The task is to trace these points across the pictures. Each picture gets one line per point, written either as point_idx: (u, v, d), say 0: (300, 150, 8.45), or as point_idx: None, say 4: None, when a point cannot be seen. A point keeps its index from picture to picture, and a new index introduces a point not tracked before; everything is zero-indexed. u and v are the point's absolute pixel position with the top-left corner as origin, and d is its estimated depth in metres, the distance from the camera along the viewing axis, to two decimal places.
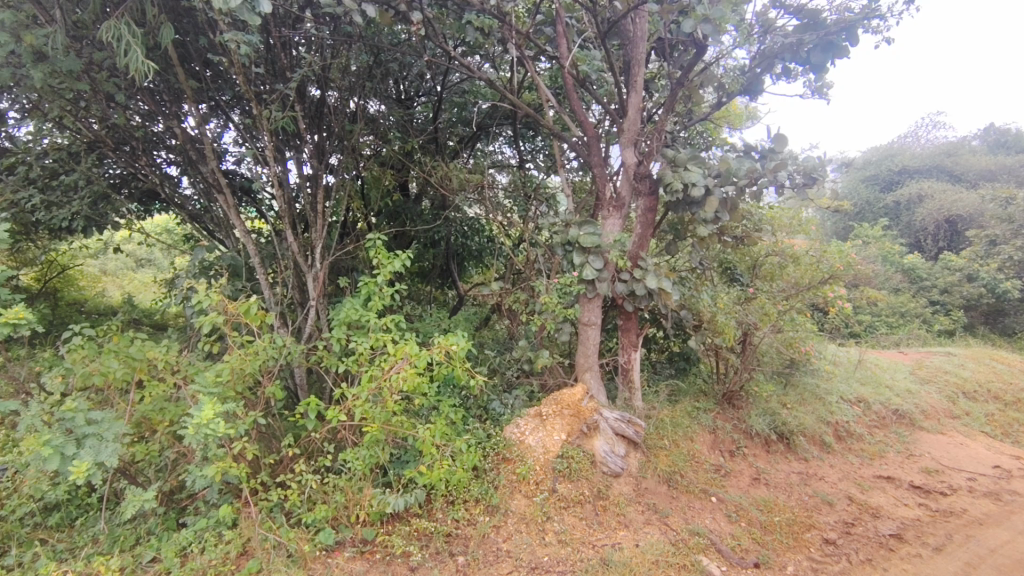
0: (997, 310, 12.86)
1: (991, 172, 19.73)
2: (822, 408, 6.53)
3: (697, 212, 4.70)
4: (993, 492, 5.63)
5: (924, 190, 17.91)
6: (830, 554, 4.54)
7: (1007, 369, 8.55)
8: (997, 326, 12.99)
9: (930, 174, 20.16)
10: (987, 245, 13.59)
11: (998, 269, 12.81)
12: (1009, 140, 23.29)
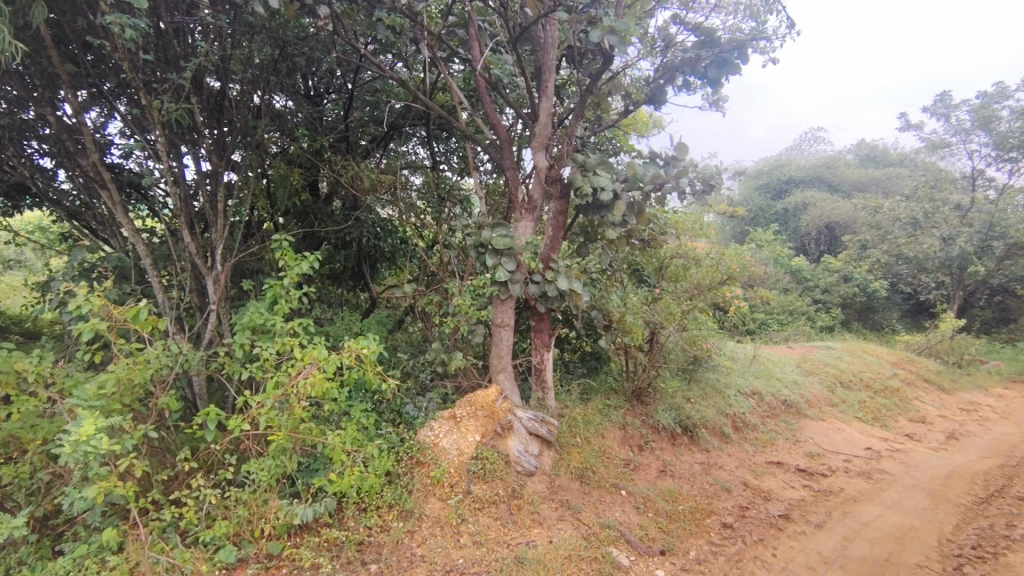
0: (868, 307, 14.42)
1: (864, 183, 21.90)
2: (721, 401, 6.95)
3: (606, 216, 4.88)
4: (866, 471, 6.26)
5: (808, 198, 19.57)
6: (727, 537, 4.89)
7: (876, 360, 9.50)
8: (868, 322, 14.53)
9: (814, 183, 22.05)
10: (859, 249, 15.19)
11: (869, 270, 14.60)
12: (878, 154, 25.96)
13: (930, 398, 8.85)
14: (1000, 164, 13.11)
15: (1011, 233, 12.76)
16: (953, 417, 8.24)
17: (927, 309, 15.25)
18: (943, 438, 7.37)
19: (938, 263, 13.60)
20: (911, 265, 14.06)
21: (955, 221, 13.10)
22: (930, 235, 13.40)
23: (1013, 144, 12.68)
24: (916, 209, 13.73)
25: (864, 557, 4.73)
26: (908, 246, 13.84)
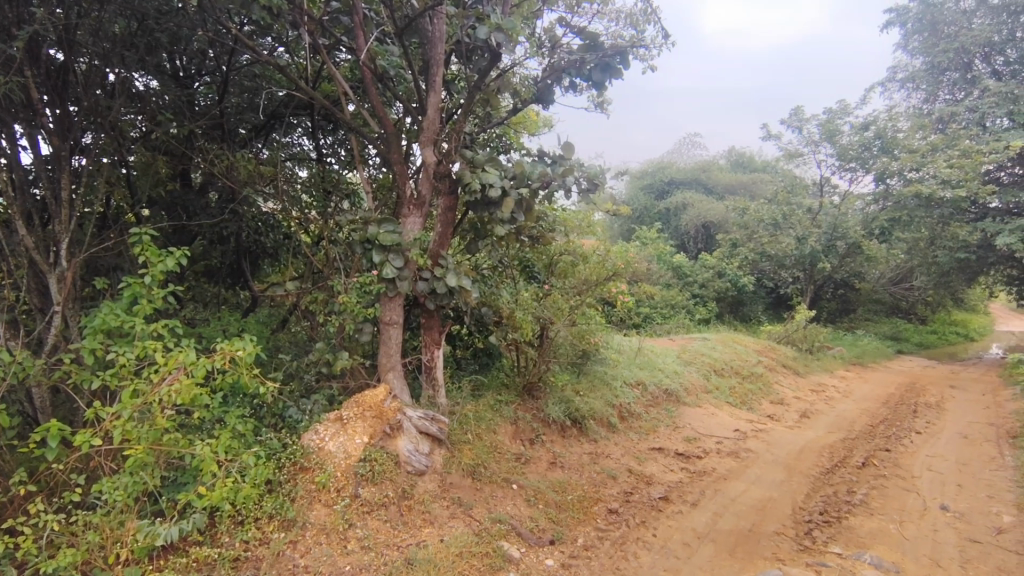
0: (738, 300, 15.70)
1: (734, 187, 23.86)
2: (608, 393, 7.26)
3: (495, 213, 4.92)
4: (734, 451, 6.83)
5: (687, 199, 20.96)
6: (612, 522, 5.14)
7: (744, 349, 10.38)
8: (738, 314, 15.84)
9: (693, 186, 23.65)
10: (730, 247, 16.48)
11: (739, 267, 15.72)
12: (746, 159, 28.36)
13: (788, 381, 9.84)
14: (842, 173, 14.82)
15: (849, 233, 14.49)
16: (805, 397, 9.22)
17: (785, 302, 16.88)
18: (798, 417, 8.22)
19: (795, 260, 15.16)
20: (773, 262, 15.53)
21: (809, 223, 14.85)
22: (788, 235, 14.91)
23: (853, 155, 14.38)
24: (776, 212, 15.17)
25: (732, 529, 5.19)
26: (771, 244, 15.23)
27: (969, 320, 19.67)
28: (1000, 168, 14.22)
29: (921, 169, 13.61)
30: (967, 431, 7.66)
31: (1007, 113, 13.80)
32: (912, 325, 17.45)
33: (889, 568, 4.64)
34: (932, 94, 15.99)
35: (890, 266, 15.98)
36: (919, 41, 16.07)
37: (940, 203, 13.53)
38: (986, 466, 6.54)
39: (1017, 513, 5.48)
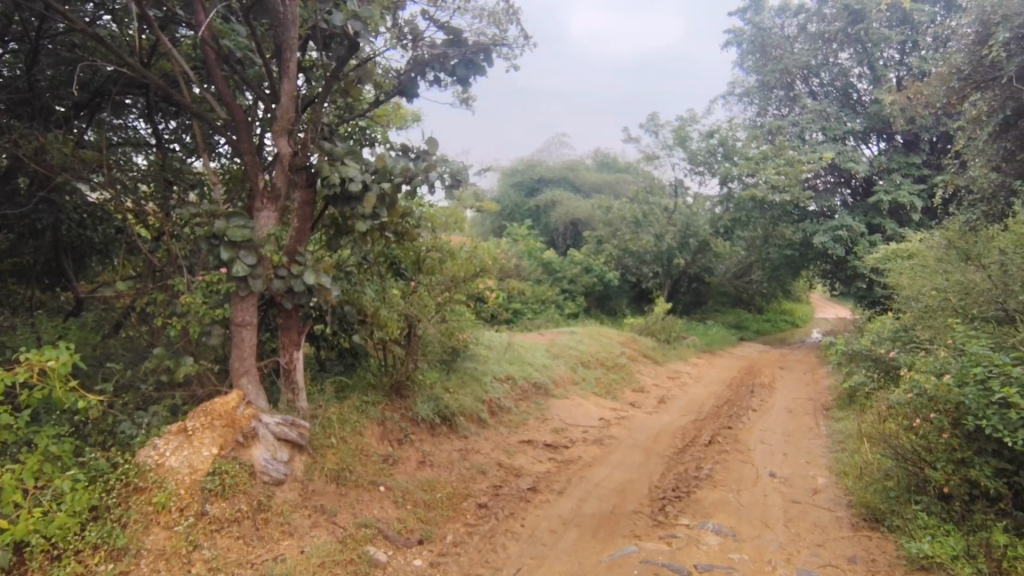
0: (604, 294, 16.63)
1: (600, 186, 25.16)
2: (478, 389, 7.32)
3: (356, 208, 4.78)
4: (598, 438, 7.20)
5: (556, 197, 21.74)
6: (481, 516, 5.22)
7: (607, 341, 10.94)
8: (604, 307, 16.78)
9: (561, 185, 24.59)
10: (596, 244, 17.39)
11: (604, 263, 16.60)
12: (610, 161, 30.05)
13: (647, 370, 10.55)
14: (693, 176, 16.11)
15: (699, 233, 16.08)
16: (661, 384, 9.97)
17: (646, 295, 17.64)
18: (655, 402, 8.86)
19: (655, 256, 16.36)
20: (635, 258, 16.55)
21: (665, 221, 16.01)
22: (647, 234, 16.12)
23: (701, 160, 15.79)
24: (638, 210, 16.15)
25: (595, 512, 5.48)
26: (632, 241, 16.20)
27: (793, 308, 22.46)
28: (817, 176, 16.26)
29: (756, 175, 15.29)
30: (791, 406, 8.73)
31: (821, 129, 15.92)
32: (751, 314, 19.57)
33: (728, 533, 5.18)
34: (763, 108, 17.90)
35: (733, 263, 17.74)
36: (752, 61, 17.93)
37: (770, 205, 15.60)
38: (805, 435, 7.50)
39: (828, 474, 6.36)
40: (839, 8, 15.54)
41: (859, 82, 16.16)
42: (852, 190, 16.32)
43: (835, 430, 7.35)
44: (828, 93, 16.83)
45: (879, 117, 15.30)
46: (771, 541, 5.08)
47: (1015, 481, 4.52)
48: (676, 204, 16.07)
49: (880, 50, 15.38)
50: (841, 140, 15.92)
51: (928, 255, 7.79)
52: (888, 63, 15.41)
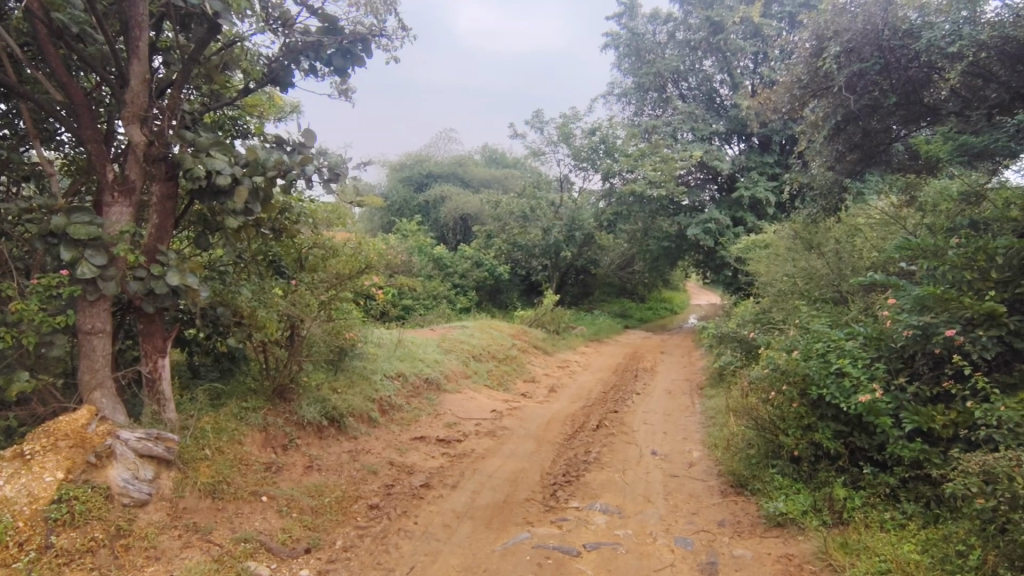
0: (495, 288, 16.88)
1: (489, 181, 25.56)
2: (367, 388, 7.14)
3: (225, 203, 4.43)
4: (491, 430, 7.31)
5: (446, 192, 21.74)
6: (372, 517, 5.10)
7: (499, 334, 11.10)
8: (496, 301, 17.01)
9: (451, 180, 24.61)
10: (485, 238, 17.63)
11: (494, 257, 16.81)
12: (498, 157, 30.67)
13: (537, 361, 10.84)
14: (577, 172, 16.74)
15: (585, 226, 16.86)
16: (552, 373, 10.32)
17: (535, 288, 18.21)
18: (545, 391, 9.15)
19: (543, 250, 16.90)
20: (524, 252, 16.98)
21: (551, 216, 16.68)
22: (535, 227, 16.71)
23: (584, 156, 16.42)
24: (525, 205, 16.71)
25: (488, 503, 5.56)
26: (521, 235, 16.81)
27: (671, 296, 24.12)
28: (688, 172, 17.62)
29: (634, 171, 16.25)
30: (670, 388, 9.37)
31: (690, 129, 17.18)
32: (634, 303, 20.75)
33: (614, 511, 5.47)
34: (640, 108, 18.99)
35: (617, 254, 18.82)
36: (628, 63, 18.96)
37: (648, 200, 16.64)
38: (682, 414, 8.09)
39: (701, 448, 6.91)
40: (702, 18, 16.91)
41: (721, 87, 17.66)
42: (718, 186, 17.73)
43: (708, 407, 7.99)
44: (695, 97, 18.18)
45: (738, 120, 16.87)
46: (652, 515, 5.44)
47: (850, 441, 5.11)
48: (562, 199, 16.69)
49: (736, 59, 16.98)
50: (708, 140, 17.29)
51: (780, 245, 8.66)
52: (744, 72, 17.04)
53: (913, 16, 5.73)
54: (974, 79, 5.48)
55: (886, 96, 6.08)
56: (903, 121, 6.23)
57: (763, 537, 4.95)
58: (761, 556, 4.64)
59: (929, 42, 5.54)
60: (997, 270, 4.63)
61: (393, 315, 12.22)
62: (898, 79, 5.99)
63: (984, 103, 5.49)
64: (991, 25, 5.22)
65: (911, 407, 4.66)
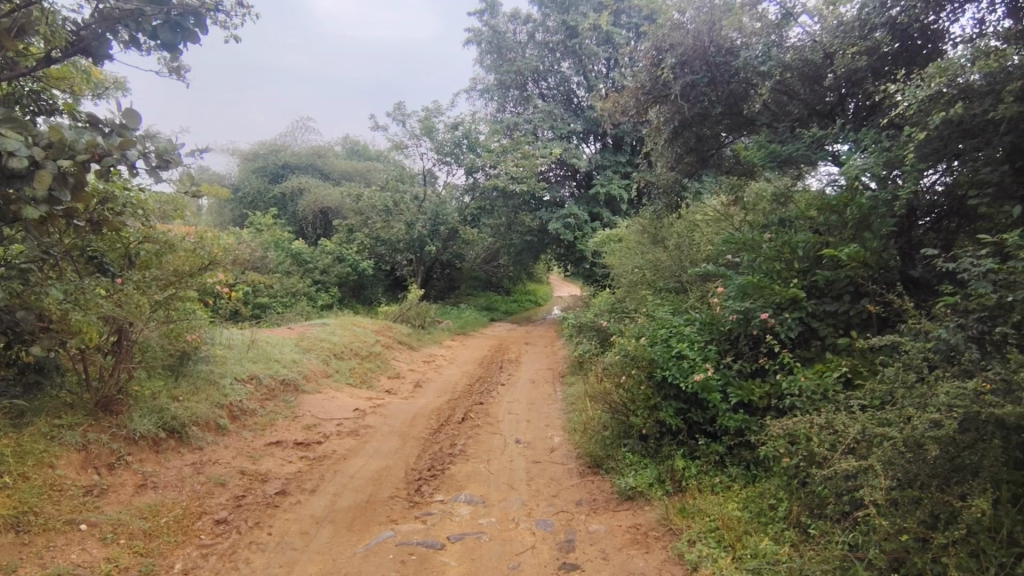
0: (358, 284, 16.45)
1: (350, 174, 24.62)
2: (214, 393, 6.58)
3: (23, 189, 3.77)
4: (354, 430, 7.08)
5: (303, 184, 20.69)
6: (219, 533, 4.71)
7: (363, 331, 10.76)
8: (361, 297, 16.59)
9: (308, 171, 23.46)
10: (347, 233, 17.07)
11: (357, 252, 16.33)
12: (360, 149, 29.86)
13: (403, 357, 10.69)
14: (440, 166, 16.83)
15: (448, 220, 16.97)
16: (418, 368, 10.24)
17: (400, 283, 18.21)
18: (411, 387, 9.06)
19: (407, 244, 16.68)
20: (387, 246, 16.67)
21: (415, 210, 16.54)
22: (398, 221, 16.45)
23: (447, 151, 16.45)
24: (388, 198, 16.41)
25: (349, 505, 5.39)
26: (383, 230, 16.44)
27: (536, 289, 25.06)
28: (549, 169, 18.50)
29: (496, 166, 16.71)
30: (534, 377, 9.75)
31: (550, 127, 17.91)
32: (500, 296, 21.26)
33: (478, 501, 5.57)
34: (502, 105, 19.66)
35: (482, 248, 19.21)
36: (490, 60, 19.33)
37: (511, 195, 17.13)
38: (545, 402, 8.45)
39: (562, 433, 7.25)
40: (558, 21, 17.66)
41: (578, 89, 18.59)
42: (577, 183, 18.70)
43: (568, 394, 8.41)
44: (554, 96, 18.96)
45: (593, 121, 17.76)
46: (515, 501, 5.61)
47: (688, 417, 5.66)
48: (425, 193, 16.80)
49: (591, 63, 17.91)
50: (567, 138, 18.11)
51: (632, 240, 9.36)
52: (597, 75, 18.03)
53: (734, 36, 6.45)
54: (781, 96, 6.30)
55: (714, 105, 6.77)
56: (729, 129, 6.96)
57: (615, 510, 5.34)
58: (613, 529, 5.00)
59: (746, 61, 6.27)
60: (798, 261, 5.40)
61: (245, 314, 11.35)
62: (723, 91, 6.68)
63: (788, 116, 6.31)
64: (794, 50, 6.07)
65: (736, 382, 5.23)
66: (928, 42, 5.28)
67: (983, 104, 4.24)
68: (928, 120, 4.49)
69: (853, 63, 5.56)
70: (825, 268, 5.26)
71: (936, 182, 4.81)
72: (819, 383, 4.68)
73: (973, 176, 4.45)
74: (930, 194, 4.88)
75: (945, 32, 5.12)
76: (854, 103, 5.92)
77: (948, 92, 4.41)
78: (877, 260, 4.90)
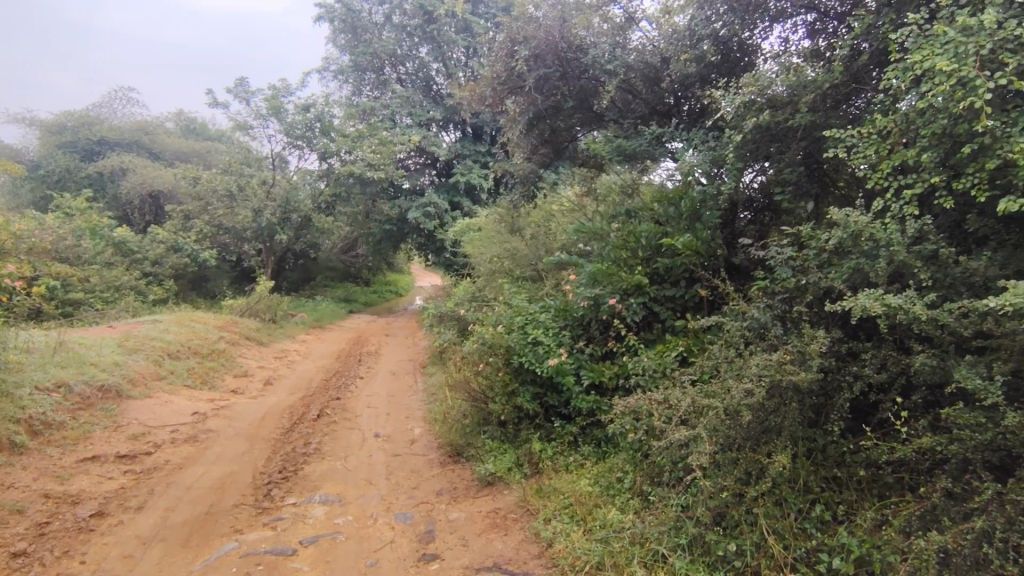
0: (199, 277, 15.06)
1: (185, 155, 22.31)
2: (7, 406, 5.61)
3: None
4: (191, 436, 6.43)
5: (125, 163, 18.38)
6: (15, 569, 4.03)
7: (203, 327, 9.78)
8: (201, 290, 15.23)
9: (131, 149, 20.89)
10: (183, 219, 15.47)
11: (195, 240, 14.88)
12: (197, 127, 27.20)
13: (250, 353, 9.91)
14: (291, 149, 15.91)
15: (300, 208, 16.02)
16: (268, 365, 9.55)
17: (248, 275, 17.17)
18: (260, 386, 8.43)
19: (254, 233, 15.51)
20: (231, 235, 15.41)
21: (263, 195, 15.39)
22: (244, 208, 15.22)
23: (298, 134, 15.67)
24: (231, 183, 15.11)
25: (184, 520, 4.88)
26: (226, 217, 15.16)
27: (397, 279, 24.66)
28: (407, 156, 18.17)
29: (353, 152, 16.07)
30: (394, 369, 9.55)
31: (408, 113, 17.62)
32: (359, 287, 20.57)
33: (334, 501, 5.33)
34: (358, 88, 19.01)
35: (339, 237, 18.41)
36: (344, 39, 18.45)
37: (369, 182, 16.59)
38: (405, 393, 8.32)
39: (423, 424, 7.19)
40: (416, 5, 17.38)
41: (437, 75, 18.46)
42: (437, 171, 18.59)
43: (429, 384, 8.35)
44: (413, 82, 18.66)
45: (452, 109, 17.68)
46: (373, 497, 5.45)
47: (544, 401, 5.85)
48: (275, 177, 15.66)
49: (449, 50, 17.83)
50: (426, 125, 17.92)
51: (490, 229, 9.51)
52: (457, 64, 18.00)
53: (583, 34, 6.73)
54: (625, 94, 6.75)
55: (565, 99, 7.05)
56: (581, 122, 7.30)
57: (475, 497, 5.41)
58: (473, 516, 5.05)
59: (594, 59, 6.57)
60: (642, 250, 5.80)
61: (50, 312, 9.82)
62: (573, 86, 6.99)
63: (633, 114, 6.74)
64: (636, 53, 6.48)
65: (588, 364, 5.51)
66: (745, 54, 5.90)
67: (785, 113, 4.86)
68: (743, 124, 5.03)
69: (685, 68, 6.08)
70: (664, 256, 5.71)
71: (753, 180, 5.44)
72: (659, 362, 5.09)
73: (778, 175, 5.11)
74: (749, 190, 5.52)
75: (758, 47, 5.71)
76: (688, 105, 6.49)
77: (757, 100, 4.98)
78: (707, 249, 5.41)
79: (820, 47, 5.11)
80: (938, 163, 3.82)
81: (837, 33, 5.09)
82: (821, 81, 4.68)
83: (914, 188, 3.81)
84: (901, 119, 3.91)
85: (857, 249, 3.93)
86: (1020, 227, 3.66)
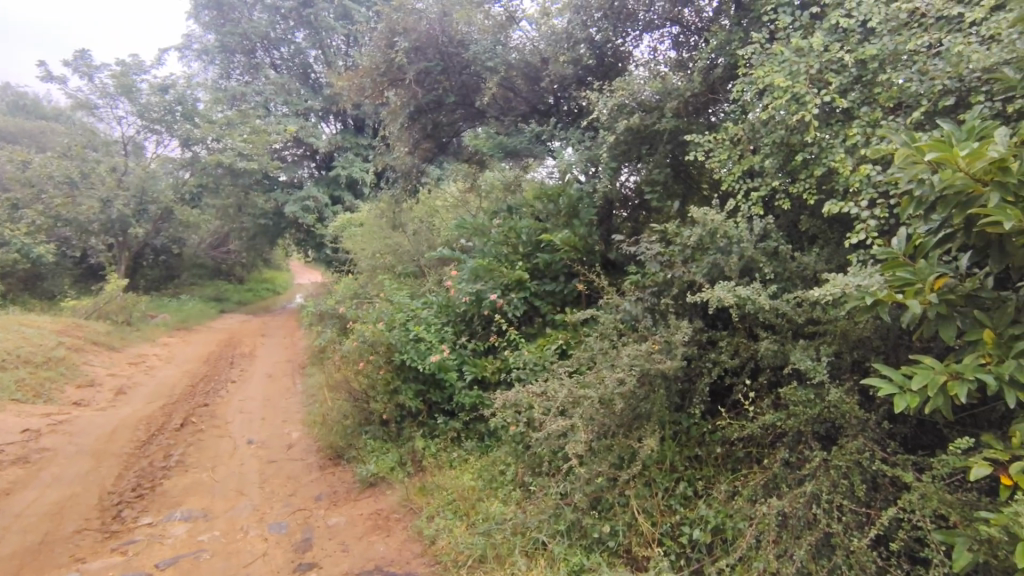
0: (34, 275, 13.68)
1: (10, 134, 19.48)
2: None
3: None
4: (20, 458, 5.64)
5: None
6: None
7: (35, 332, 8.61)
8: (37, 291, 13.80)
9: None
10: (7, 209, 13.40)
11: (26, 233, 13.10)
12: (27, 104, 23.88)
13: (97, 359, 8.86)
14: (146, 133, 14.61)
15: (159, 199, 14.73)
16: (120, 373, 8.57)
17: (95, 274, 15.36)
18: (110, 396, 7.57)
19: (101, 226, 14.07)
20: (72, 227, 13.73)
21: (111, 183, 13.88)
22: (90, 197, 13.63)
23: (155, 116, 14.40)
24: (70, 167, 13.48)
25: (10, 554, 4.26)
26: (64, 207, 13.38)
27: (273, 276, 23.23)
28: (283, 146, 17.15)
29: (220, 140, 14.97)
30: (270, 371, 8.99)
31: (284, 101, 16.72)
32: (230, 285, 19.09)
33: (198, 516, 4.91)
34: (224, 70, 17.79)
35: (207, 231, 17.02)
36: (208, 16, 17.17)
37: (239, 173, 15.52)
38: (282, 396, 7.87)
39: (300, 428, 6.83)
40: None
41: (315, 62, 17.50)
42: (317, 164, 17.57)
43: (308, 386, 7.95)
44: (290, 68, 17.61)
45: (331, 99, 16.73)
46: (244, 508, 5.09)
47: (427, 398, 5.77)
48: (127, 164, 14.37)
49: (328, 37, 16.97)
50: (303, 115, 16.93)
51: (371, 223, 9.24)
52: (336, 51, 17.15)
53: (465, 29, 6.70)
54: (506, 91, 6.78)
55: (447, 94, 7.08)
56: (463, 118, 7.36)
57: (357, 500, 5.24)
58: (354, 520, 4.88)
59: (476, 54, 6.64)
60: (522, 245, 5.95)
61: None
62: (455, 82, 7.00)
63: (513, 111, 6.87)
64: (517, 51, 6.52)
65: (470, 359, 5.54)
66: (618, 59, 6.20)
67: (653, 117, 5.17)
68: (616, 126, 5.27)
69: (563, 69, 6.19)
70: (543, 251, 5.87)
71: (628, 180, 5.63)
72: (540, 355, 5.21)
73: (648, 176, 5.42)
74: (625, 189, 5.71)
75: (630, 54, 6.08)
76: (566, 105, 6.68)
77: (629, 103, 5.23)
78: (585, 245, 5.64)
79: (682, 58, 5.56)
80: (779, 168, 4.22)
81: (697, 47, 5.54)
82: (683, 89, 5.06)
83: (760, 191, 4.21)
84: (748, 128, 4.30)
85: (713, 246, 4.29)
86: (841, 227, 4.17)
